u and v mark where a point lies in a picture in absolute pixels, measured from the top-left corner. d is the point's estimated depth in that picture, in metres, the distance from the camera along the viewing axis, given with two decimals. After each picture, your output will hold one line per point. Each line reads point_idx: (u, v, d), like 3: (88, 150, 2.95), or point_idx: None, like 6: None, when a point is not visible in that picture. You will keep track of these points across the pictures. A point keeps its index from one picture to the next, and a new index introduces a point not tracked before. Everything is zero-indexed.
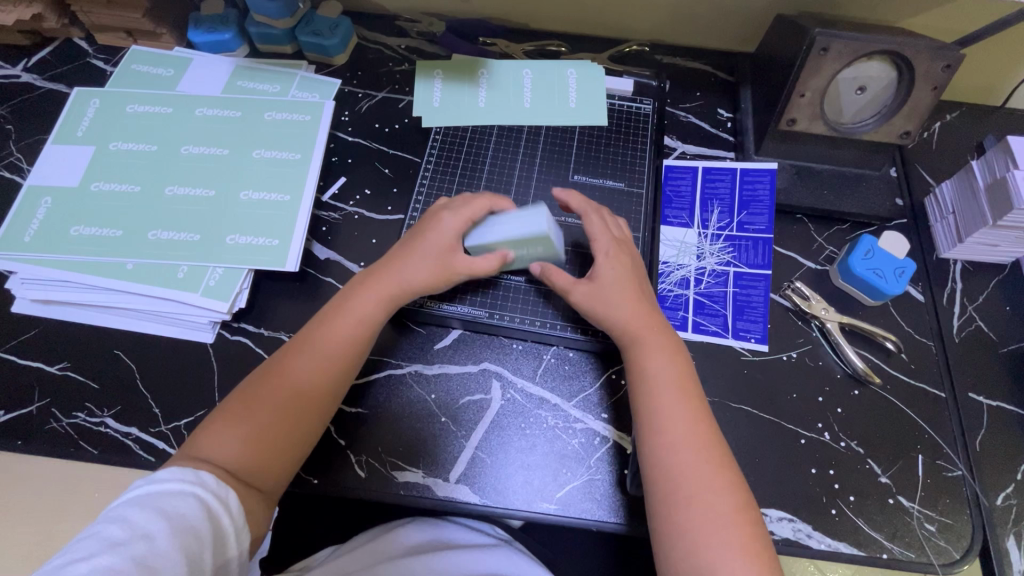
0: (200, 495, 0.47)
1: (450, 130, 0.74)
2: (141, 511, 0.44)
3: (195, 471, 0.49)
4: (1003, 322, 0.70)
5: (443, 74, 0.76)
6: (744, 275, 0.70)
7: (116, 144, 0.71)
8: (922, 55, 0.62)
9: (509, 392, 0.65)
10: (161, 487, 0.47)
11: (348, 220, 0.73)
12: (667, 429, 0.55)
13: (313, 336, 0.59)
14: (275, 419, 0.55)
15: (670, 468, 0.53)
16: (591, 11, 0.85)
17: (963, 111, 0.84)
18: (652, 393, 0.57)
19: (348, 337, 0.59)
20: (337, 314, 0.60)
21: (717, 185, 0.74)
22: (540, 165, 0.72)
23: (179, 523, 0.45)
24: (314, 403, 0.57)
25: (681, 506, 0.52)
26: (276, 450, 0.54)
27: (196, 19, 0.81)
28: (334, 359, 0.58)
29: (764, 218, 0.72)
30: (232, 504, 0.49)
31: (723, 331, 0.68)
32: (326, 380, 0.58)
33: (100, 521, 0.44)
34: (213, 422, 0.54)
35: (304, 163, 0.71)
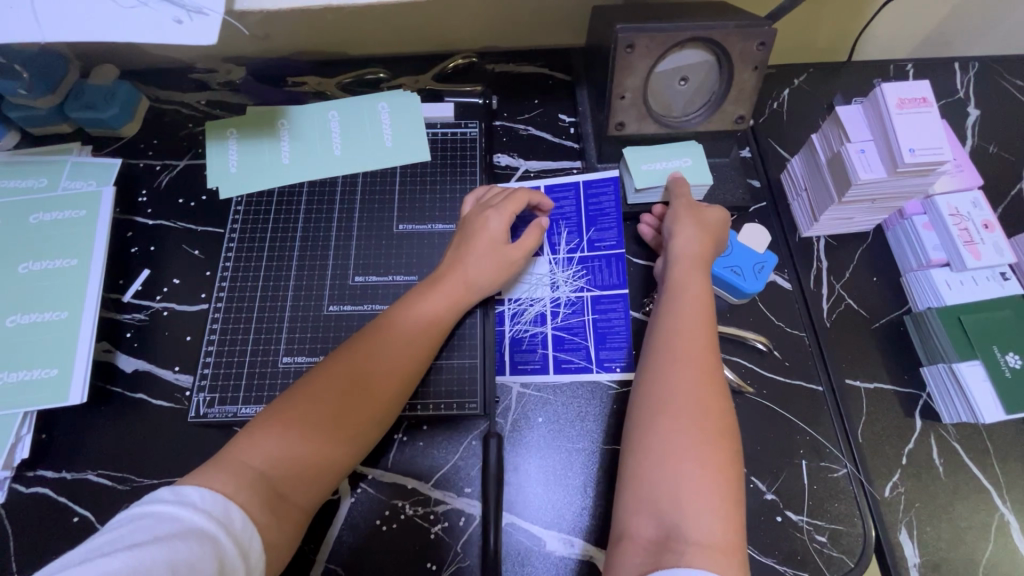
0: (216, 536, 0.39)
1: (253, 197, 0.65)
2: (163, 549, 0.36)
3: (223, 505, 0.41)
4: (873, 295, 0.67)
5: (237, 132, 0.67)
6: (600, 299, 0.64)
7: None
8: (733, 37, 0.57)
9: (359, 486, 0.57)
10: (178, 518, 0.39)
11: (156, 320, 0.64)
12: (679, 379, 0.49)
13: (368, 343, 0.53)
14: (317, 445, 0.48)
15: (668, 383, 0.49)
16: (404, 30, 0.76)
17: (811, 72, 0.80)
18: (675, 312, 0.54)
19: (409, 356, 0.54)
20: (408, 317, 0.55)
21: (561, 205, 0.69)
22: (359, 220, 0.64)
23: (187, 568, 0.36)
24: (358, 432, 0.50)
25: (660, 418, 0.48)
26: (305, 482, 0.47)
27: None
28: (404, 358, 0.54)
29: (614, 231, 0.67)
30: (252, 544, 0.41)
31: (588, 366, 0.62)
32: (379, 406, 0.52)
33: (102, 547, 0.36)
34: (255, 428, 0.47)
35: (83, 268, 0.61)
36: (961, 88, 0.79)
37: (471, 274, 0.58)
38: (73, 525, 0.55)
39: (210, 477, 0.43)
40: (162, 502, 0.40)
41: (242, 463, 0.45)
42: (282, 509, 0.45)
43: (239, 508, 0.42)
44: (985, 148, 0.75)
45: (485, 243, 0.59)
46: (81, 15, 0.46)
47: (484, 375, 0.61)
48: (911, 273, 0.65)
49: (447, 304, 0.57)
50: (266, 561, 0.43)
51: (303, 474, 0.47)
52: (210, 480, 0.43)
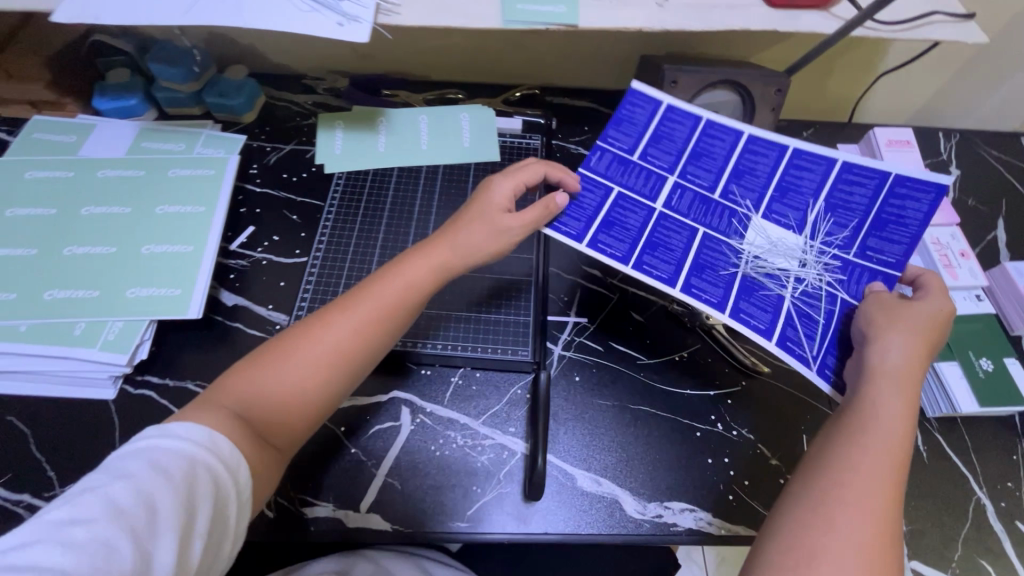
0: (210, 464, 0.45)
1: (352, 174, 0.79)
2: (152, 473, 0.42)
3: (209, 434, 0.46)
4: None
5: (343, 125, 0.82)
6: (834, 295, 0.58)
7: (12, 210, 0.71)
8: (755, 82, 0.72)
9: (418, 416, 0.66)
10: (167, 447, 0.44)
11: (257, 266, 0.75)
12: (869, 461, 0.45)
13: (344, 306, 0.56)
14: (288, 390, 0.51)
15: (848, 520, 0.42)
16: (482, 62, 0.93)
17: (817, 127, 0.95)
18: (869, 416, 0.48)
19: (383, 316, 0.56)
20: (383, 285, 0.57)
21: (672, 129, 0.67)
22: (437, 201, 0.77)
23: (183, 486, 0.42)
24: (316, 385, 0.52)
25: (824, 521, 0.42)
26: (277, 427, 0.51)
27: (101, 87, 0.84)
28: (381, 315, 0.56)
29: (799, 210, 0.61)
30: (238, 464, 0.47)
31: (721, 305, 0.58)
32: (350, 361, 0.54)
33: (100, 478, 0.41)
34: (242, 373, 0.52)
35: (208, 214, 0.73)
36: (944, 152, 0.94)
37: (464, 239, 0.60)
38: None
39: (196, 414, 0.48)
40: (151, 436, 0.45)
41: (218, 402, 0.49)
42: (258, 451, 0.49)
43: (225, 437, 0.47)
44: (964, 200, 0.88)
45: (466, 219, 0.62)
46: (275, 16, 0.61)
47: (533, 331, 0.70)
48: None
49: (418, 279, 0.58)
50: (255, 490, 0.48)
51: (274, 412, 0.51)
52: (194, 416, 0.47)
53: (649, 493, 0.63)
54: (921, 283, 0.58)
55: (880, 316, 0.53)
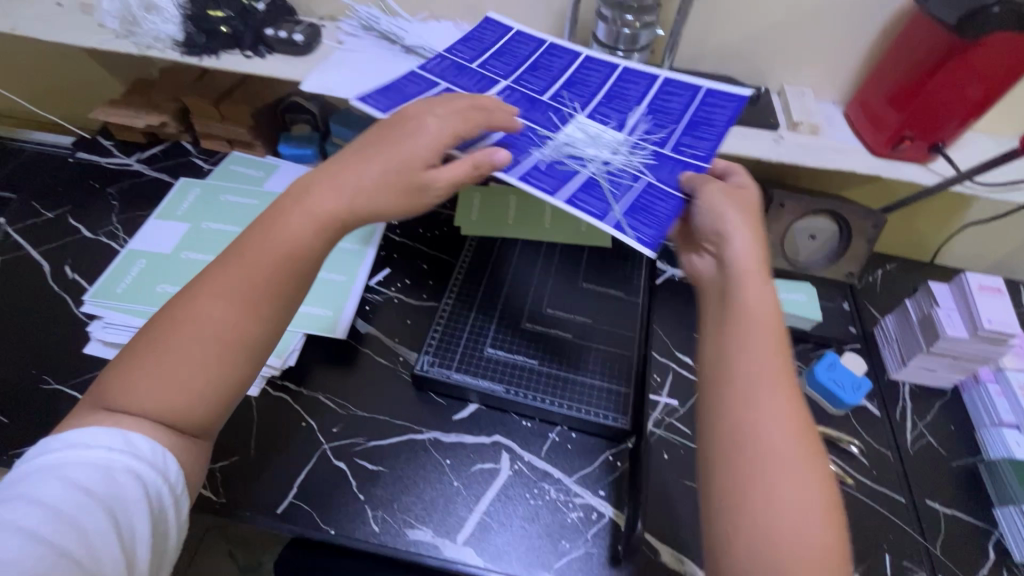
0: (135, 468, 0.46)
1: (483, 238, 0.91)
2: (70, 492, 0.43)
3: (123, 437, 0.46)
4: (950, 439, 0.80)
5: (480, 197, 0.96)
6: (646, 182, 0.62)
7: (208, 224, 0.86)
8: (855, 216, 0.81)
9: (517, 463, 0.71)
10: (77, 461, 0.45)
11: (388, 302, 0.86)
12: (751, 389, 0.47)
13: (187, 291, 0.50)
14: (181, 379, 0.48)
15: (765, 434, 0.45)
16: None
17: (900, 262, 1.02)
18: (744, 318, 0.50)
19: (231, 295, 0.49)
20: (257, 248, 0.50)
21: (670, 100, 0.73)
22: (554, 273, 0.87)
23: (104, 499, 0.44)
24: (205, 370, 0.48)
25: (761, 485, 0.43)
26: (181, 414, 0.48)
27: (287, 135, 1.02)
28: (247, 280, 0.49)
29: (706, 142, 0.67)
30: (170, 464, 0.48)
31: (602, 217, 0.57)
32: (212, 343, 0.48)
33: (3, 504, 0.42)
34: (130, 364, 0.48)
35: (359, 253, 0.87)
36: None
37: (351, 177, 0.52)
38: (300, 428, 0.72)
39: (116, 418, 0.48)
40: (39, 457, 0.45)
41: (131, 398, 0.47)
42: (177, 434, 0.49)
43: (161, 442, 0.48)
44: None
45: (376, 155, 0.53)
46: None
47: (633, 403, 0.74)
48: (985, 429, 0.78)
49: (325, 205, 0.51)
50: (189, 471, 0.50)
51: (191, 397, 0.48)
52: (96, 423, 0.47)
53: None
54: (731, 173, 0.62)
55: (712, 189, 0.58)
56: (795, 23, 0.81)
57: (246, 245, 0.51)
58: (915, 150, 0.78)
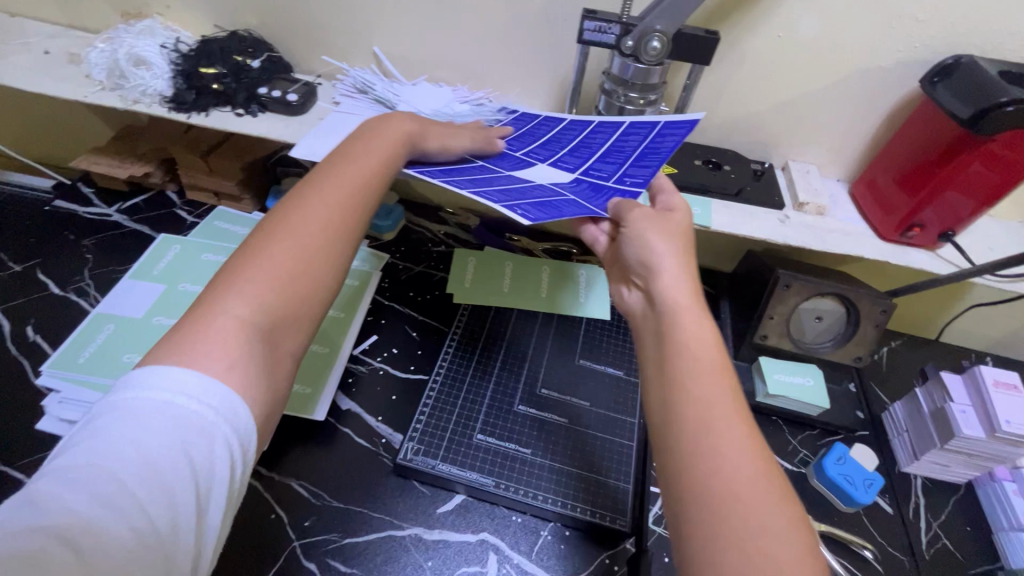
0: (226, 434, 0.42)
1: (475, 308, 0.87)
2: (157, 445, 0.39)
3: (225, 396, 0.42)
4: (967, 542, 0.75)
5: (475, 261, 0.93)
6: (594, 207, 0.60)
7: (185, 285, 0.81)
8: (862, 300, 0.78)
9: (505, 567, 0.65)
10: (167, 410, 0.40)
11: (374, 374, 0.81)
12: (702, 398, 0.45)
13: (292, 203, 0.54)
14: (299, 253, 0.51)
15: (712, 439, 0.42)
16: None
17: (906, 339, 0.99)
18: (676, 357, 0.48)
19: (341, 200, 0.55)
20: (342, 170, 0.58)
21: (627, 140, 0.70)
22: (550, 347, 0.83)
23: (189, 461, 0.39)
24: (319, 249, 0.52)
25: (721, 471, 0.41)
26: (296, 300, 0.50)
27: (276, 190, 0.99)
28: (348, 184, 0.57)
29: (648, 169, 0.64)
30: (251, 427, 0.44)
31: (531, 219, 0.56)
32: (320, 240, 0.52)
33: (96, 440, 0.39)
34: (246, 262, 0.49)
35: (345, 321, 0.81)
36: None
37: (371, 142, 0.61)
38: (269, 520, 0.66)
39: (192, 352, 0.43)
40: (128, 392, 0.41)
41: (225, 306, 0.46)
42: (273, 334, 0.48)
43: (254, 328, 0.46)
44: None
45: (381, 134, 0.63)
46: None
47: (633, 502, 0.69)
48: (1003, 532, 0.74)
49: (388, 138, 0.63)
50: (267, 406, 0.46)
51: (307, 274, 0.51)
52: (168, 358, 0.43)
53: None
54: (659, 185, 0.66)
55: (636, 219, 0.58)
56: (801, 103, 0.80)
57: (334, 168, 0.58)
58: (924, 237, 0.76)
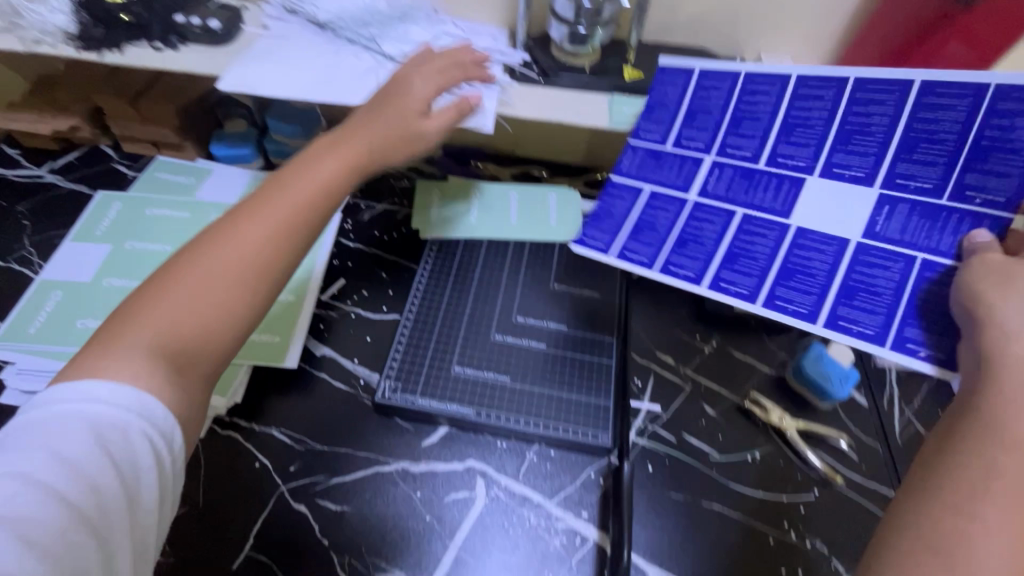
0: (143, 427, 0.43)
1: (444, 241, 0.83)
2: (86, 444, 0.41)
3: (138, 394, 0.44)
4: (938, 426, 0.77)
5: (439, 193, 0.88)
6: (731, 215, 0.64)
7: (133, 244, 0.76)
8: None
9: (493, 490, 0.66)
10: (87, 412, 0.42)
11: (345, 318, 0.78)
12: (1011, 451, 0.39)
13: (251, 204, 0.52)
14: (216, 287, 0.48)
15: (998, 489, 0.38)
16: (567, 145, 0.98)
17: None
18: (993, 407, 0.42)
19: (315, 200, 0.54)
20: (289, 184, 0.54)
21: (708, 94, 0.68)
22: (523, 275, 0.80)
23: (119, 457, 0.41)
24: (243, 287, 0.49)
25: (980, 521, 0.37)
26: (191, 342, 0.47)
27: (219, 134, 0.92)
28: (286, 215, 0.52)
29: (704, 131, 0.68)
30: (173, 428, 0.45)
31: (651, 263, 0.64)
32: (271, 246, 0.51)
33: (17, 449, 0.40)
34: (167, 286, 0.48)
35: (308, 266, 0.78)
36: None
37: (318, 171, 0.55)
38: (254, 469, 0.65)
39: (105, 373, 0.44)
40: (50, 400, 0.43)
41: (137, 342, 0.45)
42: (180, 360, 0.47)
43: (150, 395, 0.44)
44: None
45: (379, 117, 0.60)
46: None
47: (615, 417, 0.70)
48: None
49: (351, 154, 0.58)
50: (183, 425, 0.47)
51: (226, 285, 0.49)
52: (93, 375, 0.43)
53: None
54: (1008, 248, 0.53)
55: (1007, 303, 0.47)
56: None
57: (267, 197, 0.53)
58: None
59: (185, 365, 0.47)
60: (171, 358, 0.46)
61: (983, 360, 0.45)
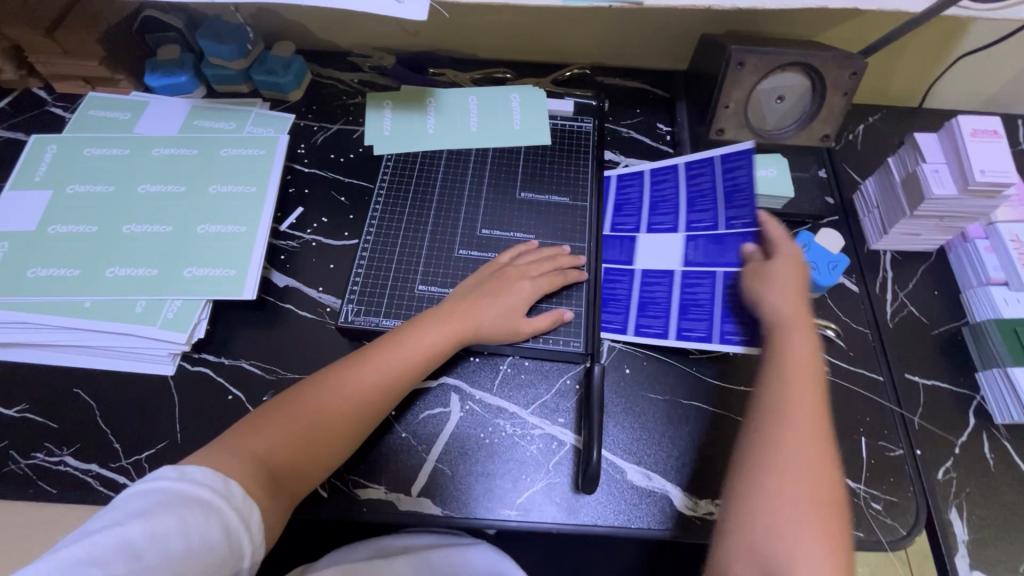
0: (221, 511, 0.47)
1: (401, 156, 0.78)
2: (175, 529, 0.44)
3: (224, 480, 0.49)
4: (934, 306, 0.73)
5: (392, 104, 0.82)
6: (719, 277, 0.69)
7: (74, 187, 0.72)
8: (829, 64, 0.67)
9: (467, 403, 0.66)
10: (184, 494, 0.47)
11: (306, 248, 0.74)
12: (791, 407, 0.54)
13: (375, 352, 0.60)
14: (301, 442, 0.55)
15: (783, 431, 0.53)
16: (531, 41, 0.89)
17: (883, 113, 0.90)
18: (776, 369, 0.58)
19: (417, 363, 0.61)
20: (378, 356, 0.60)
21: (700, 180, 0.75)
22: (487, 185, 0.76)
23: (196, 543, 0.45)
24: (328, 444, 0.56)
25: (779, 454, 0.52)
26: (294, 474, 0.54)
27: (152, 64, 0.83)
28: (380, 387, 0.59)
29: (710, 213, 0.72)
30: (253, 511, 0.50)
31: (664, 334, 0.68)
32: (373, 398, 0.58)
33: (120, 515, 0.45)
34: (265, 419, 0.56)
35: (259, 196, 0.74)
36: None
37: (479, 320, 0.64)
38: (227, 402, 0.64)
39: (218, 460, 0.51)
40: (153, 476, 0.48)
41: (242, 448, 0.53)
42: (280, 490, 0.53)
43: (238, 484, 0.50)
44: None
45: (486, 301, 0.65)
46: None
47: (587, 322, 0.68)
48: (971, 290, 0.72)
49: (453, 326, 0.63)
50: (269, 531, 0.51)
51: (304, 451, 0.55)
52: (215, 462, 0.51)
53: (701, 490, 0.62)
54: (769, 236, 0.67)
55: (768, 277, 0.64)
56: None
57: (376, 353, 0.60)
58: None
59: (300, 441, 0.55)
60: (294, 431, 0.55)
61: (768, 325, 0.62)
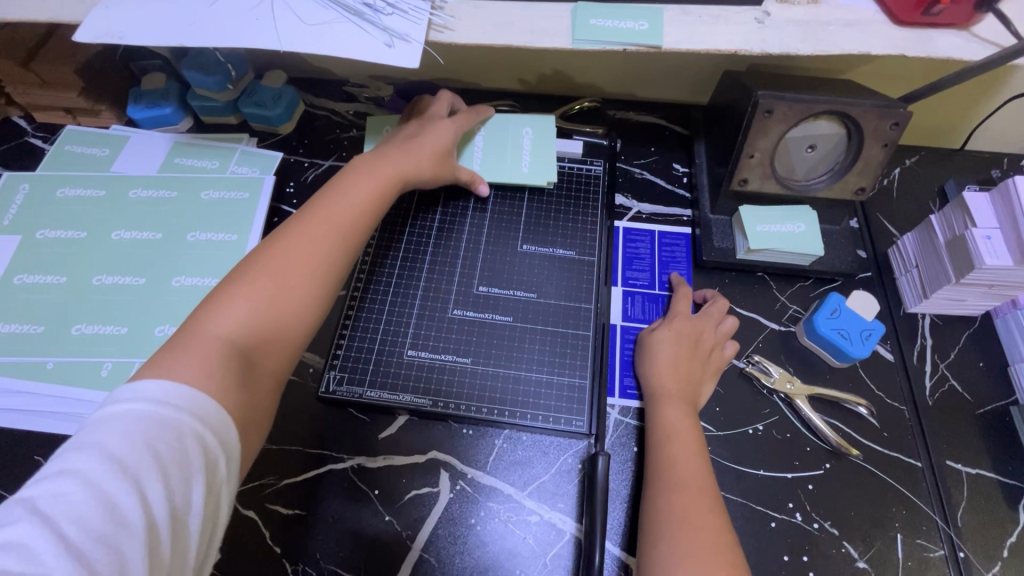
0: (193, 424, 0.41)
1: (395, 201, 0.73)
2: (143, 453, 0.38)
3: (178, 390, 0.42)
4: (978, 380, 0.66)
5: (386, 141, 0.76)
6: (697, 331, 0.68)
7: (44, 232, 0.68)
8: (869, 114, 0.60)
9: (458, 482, 0.60)
10: (148, 416, 0.40)
11: None
12: (680, 479, 0.53)
13: (321, 218, 0.56)
14: (266, 318, 0.50)
15: (671, 506, 0.51)
16: (538, 72, 0.82)
17: (922, 154, 0.82)
18: (667, 440, 0.56)
19: (371, 213, 0.59)
20: (330, 202, 0.58)
21: (674, 249, 0.73)
22: (486, 237, 0.71)
23: (172, 464, 0.39)
24: (294, 294, 0.52)
25: (676, 531, 0.49)
26: (262, 349, 0.50)
27: (135, 93, 0.77)
28: (333, 224, 0.56)
29: (684, 278, 0.71)
30: (229, 428, 0.43)
31: None
32: (333, 244, 0.55)
33: (78, 453, 0.38)
34: (222, 295, 0.50)
35: (240, 244, 0.68)
36: None
37: (416, 160, 0.64)
38: None
39: (173, 365, 0.44)
40: (108, 405, 0.41)
41: (197, 342, 0.46)
42: (254, 375, 0.48)
43: (204, 398, 0.43)
44: None
45: (422, 140, 0.66)
46: (320, 38, 0.53)
47: (592, 398, 0.62)
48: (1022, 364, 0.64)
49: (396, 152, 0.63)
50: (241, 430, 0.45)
51: (268, 332, 0.50)
52: (172, 368, 0.44)
53: None
54: (674, 303, 0.67)
55: (661, 338, 0.63)
56: None
57: (329, 198, 0.58)
58: (956, 12, 0.54)
59: (265, 322, 0.50)
60: (254, 312, 0.50)
61: (648, 398, 0.61)
